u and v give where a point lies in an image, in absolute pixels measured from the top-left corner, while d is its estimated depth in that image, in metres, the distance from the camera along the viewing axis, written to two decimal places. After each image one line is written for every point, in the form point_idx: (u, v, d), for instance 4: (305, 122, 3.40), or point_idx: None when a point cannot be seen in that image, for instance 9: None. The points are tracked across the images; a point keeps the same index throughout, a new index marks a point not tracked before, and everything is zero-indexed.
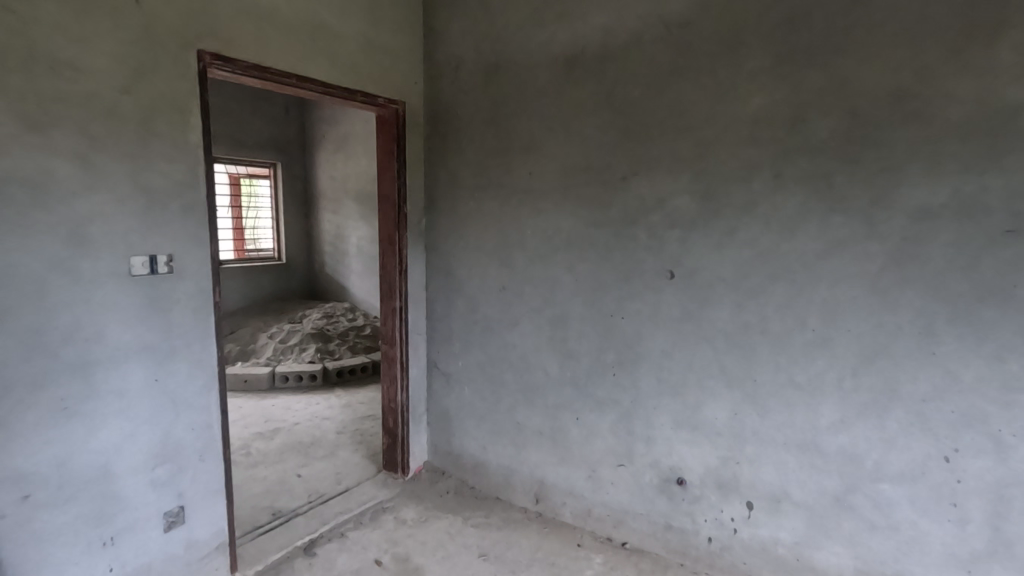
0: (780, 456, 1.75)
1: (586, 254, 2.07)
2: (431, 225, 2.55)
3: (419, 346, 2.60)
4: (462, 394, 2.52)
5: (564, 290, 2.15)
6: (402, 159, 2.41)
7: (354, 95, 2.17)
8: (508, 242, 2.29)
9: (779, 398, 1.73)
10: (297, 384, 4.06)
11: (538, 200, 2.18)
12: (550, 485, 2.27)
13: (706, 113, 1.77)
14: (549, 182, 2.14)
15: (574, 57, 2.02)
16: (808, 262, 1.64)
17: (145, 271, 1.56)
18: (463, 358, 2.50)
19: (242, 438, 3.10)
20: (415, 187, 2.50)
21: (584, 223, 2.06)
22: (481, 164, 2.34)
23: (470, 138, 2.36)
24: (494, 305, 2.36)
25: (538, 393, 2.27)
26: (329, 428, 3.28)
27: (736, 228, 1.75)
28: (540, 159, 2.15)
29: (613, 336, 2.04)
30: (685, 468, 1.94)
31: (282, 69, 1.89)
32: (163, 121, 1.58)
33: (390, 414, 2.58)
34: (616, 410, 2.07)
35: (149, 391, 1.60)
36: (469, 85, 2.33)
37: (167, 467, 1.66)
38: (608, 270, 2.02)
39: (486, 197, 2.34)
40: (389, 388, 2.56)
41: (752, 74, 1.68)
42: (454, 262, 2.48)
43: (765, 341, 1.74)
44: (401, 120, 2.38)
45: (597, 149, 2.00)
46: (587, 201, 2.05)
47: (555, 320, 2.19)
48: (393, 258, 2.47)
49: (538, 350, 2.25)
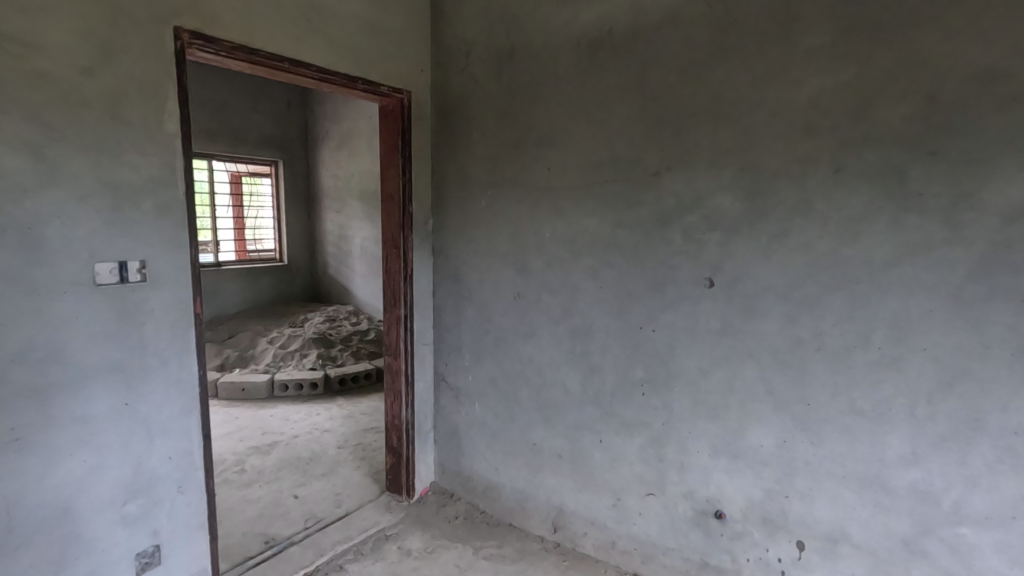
0: (838, 491, 1.53)
1: (611, 259, 1.86)
2: (439, 226, 2.34)
3: (426, 358, 2.40)
4: (472, 411, 2.31)
5: (586, 299, 1.94)
6: (408, 155, 2.20)
7: (355, 84, 1.97)
8: (523, 245, 2.08)
9: (837, 426, 1.51)
10: (297, 393, 3.87)
11: (557, 200, 1.97)
12: (570, 512, 2.06)
13: (751, 99, 1.55)
14: (570, 179, 1.93)
15: (600, 39, 1.81)
16: (873, 271, 1.42)
17: (113, 280, 1.37)
18: (474, 371, 2.29)
19: (237, 454, 2.91)
20: (422, 186, 2.30)
21: (611, 225, 1.85)
22: (493, 159, 2.13)
23: (482, 131, 2.15)
24: (508, 313, 2.16)
25: (557, 411, 2.06)
26: (329, 442, 3.08)
27: (787, 231, 1.54)
28: (560, 153, 1.94)
29: (641, 351, 1.83)
30: (724, 500, 1.72)
31: (273, 51, 1.69)
32: (133, 108, 1.38)
33: (394, 432, 2.38)
34: (644, 433, 1.86)
35: (118, 416, 1.40)
36: (481, 73, 2.13)
37: (140, 502, 1.46)
38: (637, 277, 1.81)
39: (500, 196, 2.13)
40: (393, 404, 2.36)
41: (808, 54, 1.46)
42: (464, 267, 2.28)
43: (820, 361, 1.52)
44: (407, 111, 2.18)
45: (626, 142, 1.79)
46: (614, 200, 1.83)
47: (576, 332, 1.98)
48: (397, 264, 2.27)
49: (556, 365, 2.04)
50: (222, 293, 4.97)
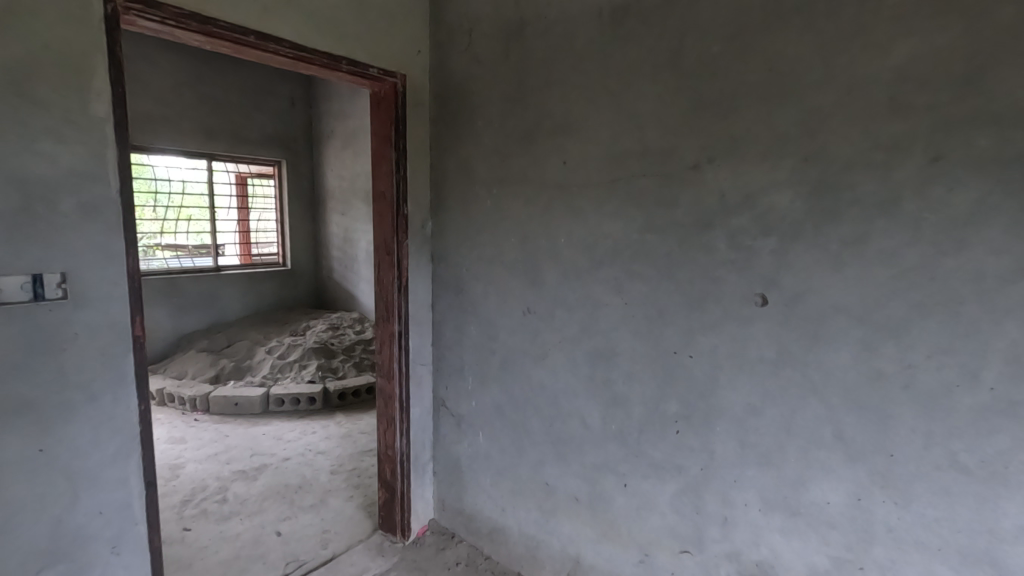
0: (931, 568, 1.20)
1: (639, 269, 1.56)
2: (438, 229, 2.06)
3: (424, 381, 2.11)
4: (476, 442, 2.02)
5: (608, 317, 1.64)
6: (402, 148, 1.92)
7: (338, 64, 1.70)
8: (534, 253, 1.79)
9: (930, 485, 1.19)
10: (294, 408, 3.61)
11: (575, 199, 1.67)
12: (587, 566, 1.75)
13: (819, 71, 1.24)
14: (590, 174, 1.63)
15: (625, 6, 1.52)
16: (984, 288, 1.10)
17: (24, 297, 1.11)
18: (478, 396, 2.00)
19: (220, 480, 2.65)
20: (420, 184, 2.02)
21: (639, 229, 1.55)
22: (499, 153, 1.84)
23: (488, 121, 1.86)
24: (517, 331, 1.86)
25: (573, 447, 1.75)
26: (323, 466, 2.81)
27: (866, 237, 1.22)
28: (578, 144, 1.65)
29: (674, 380, 1.53)
30: (778, 567, 1.40)
31: (236, 22, 1.42)
32: (49, 86, 1.11)
33: (387, 464, 2.09)
34: (678, 478, 1.55)
35: (27, 465, 1.14)
36: (486, 53, 1.84)
37: (60, 569, 1.20)
38: (671, 292, 1.51)
39: (508, 196, 1.84)
40: (387, 432, 2.08)
41: (896, 10, 1.14)
42: (466, 277, 1.98)
43: (910, 402, 1.19)
44: (401, 98, 1.90)
45: (658, 129, 1.49)
46: (642, 199, 1.53)
47: (596, 355, 1.67)
48: (390, 273, 1.99)
49: (573, 393, 1.74)
50: (221, 299, 4.74)
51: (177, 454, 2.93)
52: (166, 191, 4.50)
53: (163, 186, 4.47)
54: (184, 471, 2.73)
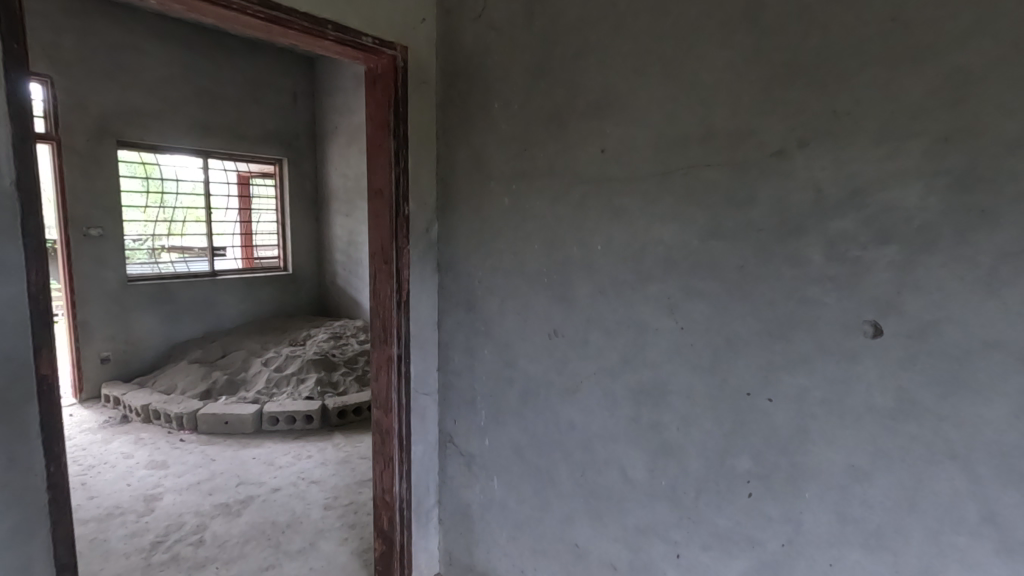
0: None
1: (699, 285, 1.22)
2: (445, 232, 1.73)
3: (429, 413, 1.78)
4: (489, 489, 1.69)
5: (656, 344, 1.30)
6: (402, 136, 1.60)
7: (322, 30, 1.38)
8: (563, 263, 1.46)
9: None
10: (289, 427, 3.31)
11: (616, 196, 1.34)
12: None
13: (967, 18, 0.90)
14: (635, 165, 1.30)
15: None
16: None
17: None
18: (492, 434, 1.67)
19: (199, 516, 2.34)
20: (424, 179, 1.69)
21: (701, 234, 1.21)
22: (520, 141, 1.52)
23: (506, 102, 1.54)
24: (540, 357, 1.53)
25: (610, 503, 1.42)
26: (316, 499, 2.50)
27: None
28: (620, 127, 1.31)
29: (746, 429, 1.18)
30: None
31: None
32: None
33: (385, 512, 1.77)
34: (750, 556, 1.20)
35: None
36: (503, 19, 1.51)
37: None
38: (743, 316, 1.17)
39: (530, 193, 1.51)
40: (384, 474, 1.76)
41: None
42: (478, 290, 1.66)
43: None
44: (401, 75, 1.58)
45: (728, 105, 1.15)
46: (705, 196, 1.20)
47: (641, 392, 1.34)
48: (387, 286, 1.67)
49: (610, 436, 1.40)
50: (218, 306, 4.46)
51: (155, 483, 2.63)
52: (173, 191, 4.25)
53: (169, 186, 4.22)
54: (161, 505, 2.43)
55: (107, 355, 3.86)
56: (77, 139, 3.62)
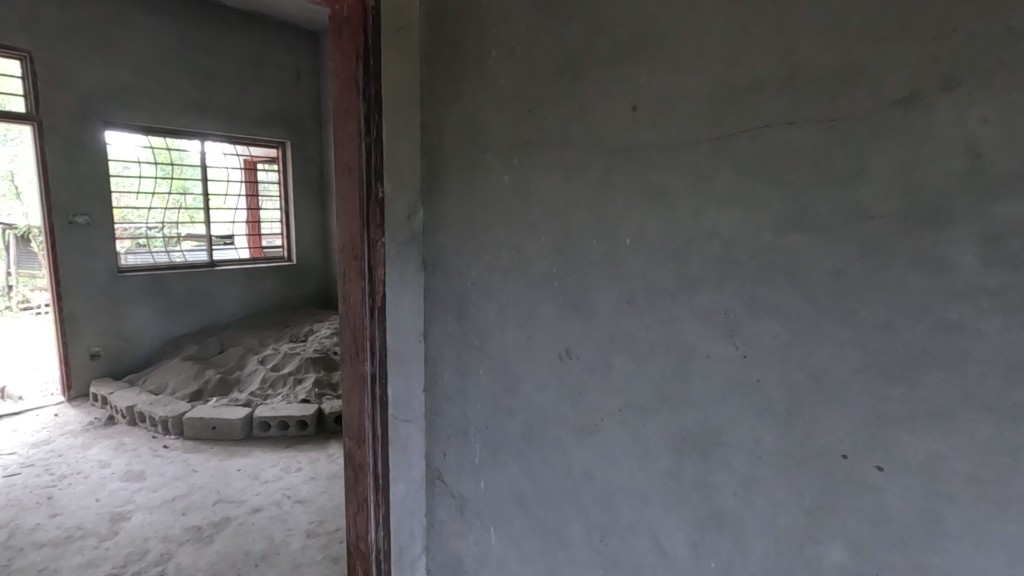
0: None
1: (773, 299, 0.85)
2: (432, 220, 1.38)
3: (413, 444, 1.45)
4: (484, 542, 1.35)
5: (706, 377, 0.94)
6: (373, 99, 1.30)
7: None
8: (578, 262, 1.10)
9: None
10: (282, 433, 3.03)
11: (652, 172, 0.98)
12: None
13: None
14: (679, 126, 0.93)
15: None
16: None
17: None
18: (488, 475, 1.33)
19: (165, 542, 2.06)
20: (405, 153, 1.35)
21: (776, 225, 0.84)
22: (523, 102, 1.16)
23: (505, 49, 1.18)
24: (548, 383, 1.19)
25: None
26: (297, 523, 2.20)
27: None
28: (658, 75, 0.95)
29: (841, 508, 0.81)
30: None
31: None
32: None
33: (359, 562, 1.49)
34: None
35: None
36: None
37: None
38: (839, 346, 0.80)
39: (536, 169, 1.15)
40: (359, 518, 1.47)
41: None
42: (472, 294, 1.31)
43: None
44: (371, 21, 1.27)
45: (823, 33, 0.77)
46: (785, 170, 0.82)
47: (683, 440, 0.98)
48: (358, 288, 1.36)
49: (639, 494, 1.05)
50: (216, 298, 4.22)
51: (126, 499, 2.37)
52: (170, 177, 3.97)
53: (166, 171, 3.95)
54: (127, 526, 2.17)
55: (97, 350, 3.65)
56: (60, 119, 3.37)
